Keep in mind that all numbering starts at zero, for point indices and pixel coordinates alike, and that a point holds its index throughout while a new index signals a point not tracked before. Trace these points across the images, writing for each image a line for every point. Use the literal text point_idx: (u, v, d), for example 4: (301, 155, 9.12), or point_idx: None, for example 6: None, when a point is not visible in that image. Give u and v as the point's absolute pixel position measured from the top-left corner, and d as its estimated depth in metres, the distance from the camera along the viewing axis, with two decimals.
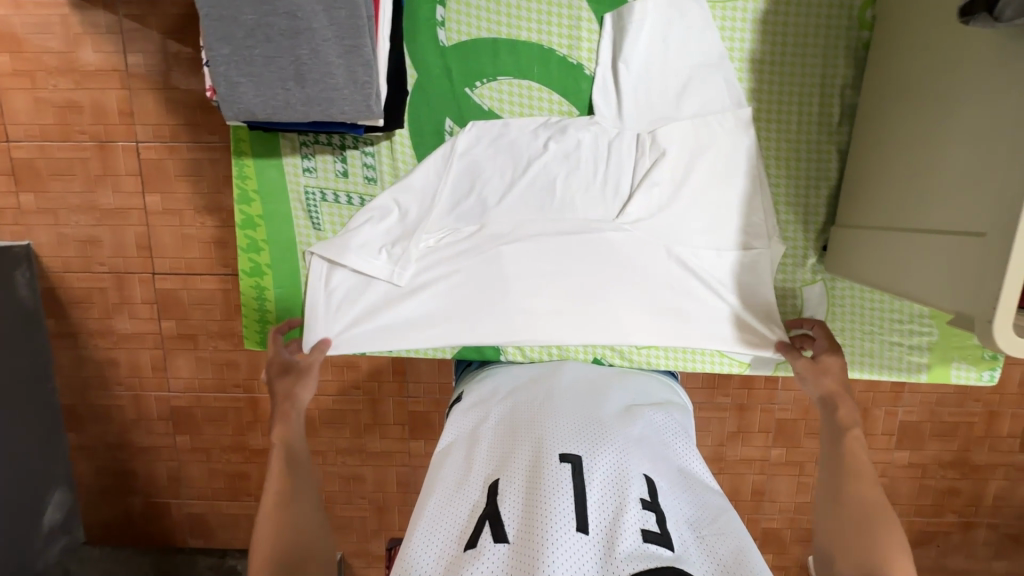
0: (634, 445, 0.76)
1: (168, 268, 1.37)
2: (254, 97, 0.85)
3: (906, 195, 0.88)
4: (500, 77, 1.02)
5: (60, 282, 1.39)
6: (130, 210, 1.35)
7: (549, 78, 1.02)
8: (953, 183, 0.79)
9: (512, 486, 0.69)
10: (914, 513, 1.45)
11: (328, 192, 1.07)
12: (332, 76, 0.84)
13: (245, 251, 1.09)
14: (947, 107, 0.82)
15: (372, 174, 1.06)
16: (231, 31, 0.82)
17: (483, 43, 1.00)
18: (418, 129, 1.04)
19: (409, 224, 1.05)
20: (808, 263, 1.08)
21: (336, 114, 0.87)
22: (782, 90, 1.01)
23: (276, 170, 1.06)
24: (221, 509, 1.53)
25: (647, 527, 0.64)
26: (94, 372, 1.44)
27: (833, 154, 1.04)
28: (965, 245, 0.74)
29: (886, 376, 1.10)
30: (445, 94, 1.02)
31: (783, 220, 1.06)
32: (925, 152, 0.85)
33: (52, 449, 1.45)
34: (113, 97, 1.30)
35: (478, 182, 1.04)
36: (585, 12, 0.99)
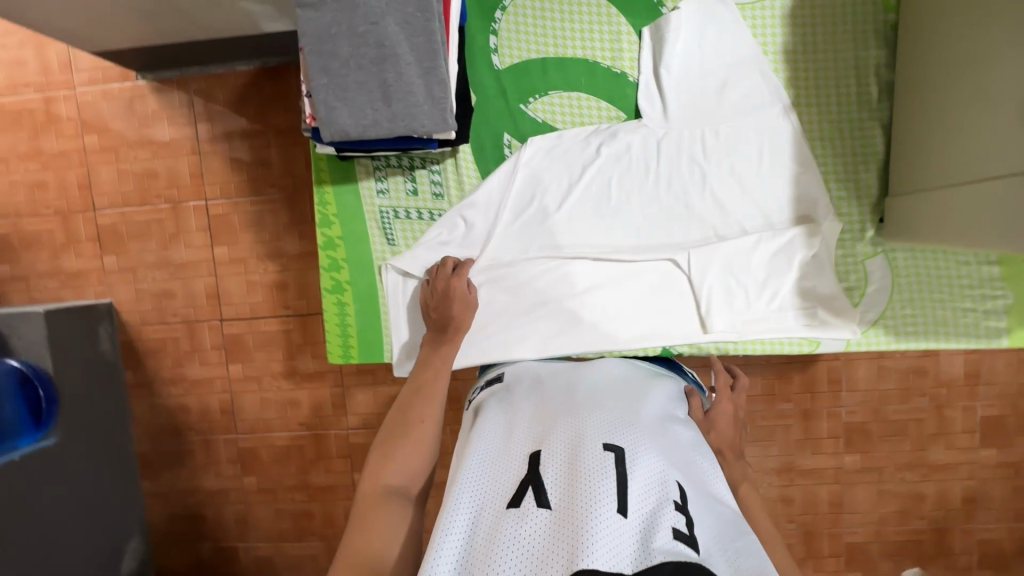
0: (673, 449, 0.71)
1: (234, 314, 1.46)
2: (348, 119, 0.87)
3: (959, 156, 0.88)
4: (551, 92, 1.08)
5: (138, 335, 1.49)
6: (200, 262, 1.46)
7: (597, 88, 1.08)
8: (998, 137, 0.81)
9: (557, 456, 0.65)
10: (1012, 518, 1.34)
11: (400, 209, 1.12)
12: (413, 96, 0.86)
13: (326, 270, 1.13)
14: (988, 66, 0.82)
15: (440, 191, 1.12)
16: (325, 61, 0.84)
17: (533, 62, 1.07)
18: (480, 147, 1.10)
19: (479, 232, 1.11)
20: (866, 237, 1.06)
21: (417, 130, 0.88)
22: (816, 76, 1.04)
23: (353, 193, 1.12)
24: (286, 551, 1.54)
25: (679, 524, 0.58)
26: (167, 419, 1.52)
27: (877, 131, 1.05)
28: None
29: (966, 346, 1.06)
30: (502, 112, 1.09)
31: (836, 195, 1.06)
32: (976, 109, 0.85)
33: (130, 496, 1.51)
34: (186, 162, 1.44)
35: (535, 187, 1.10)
36: (625, 26, 1.06)
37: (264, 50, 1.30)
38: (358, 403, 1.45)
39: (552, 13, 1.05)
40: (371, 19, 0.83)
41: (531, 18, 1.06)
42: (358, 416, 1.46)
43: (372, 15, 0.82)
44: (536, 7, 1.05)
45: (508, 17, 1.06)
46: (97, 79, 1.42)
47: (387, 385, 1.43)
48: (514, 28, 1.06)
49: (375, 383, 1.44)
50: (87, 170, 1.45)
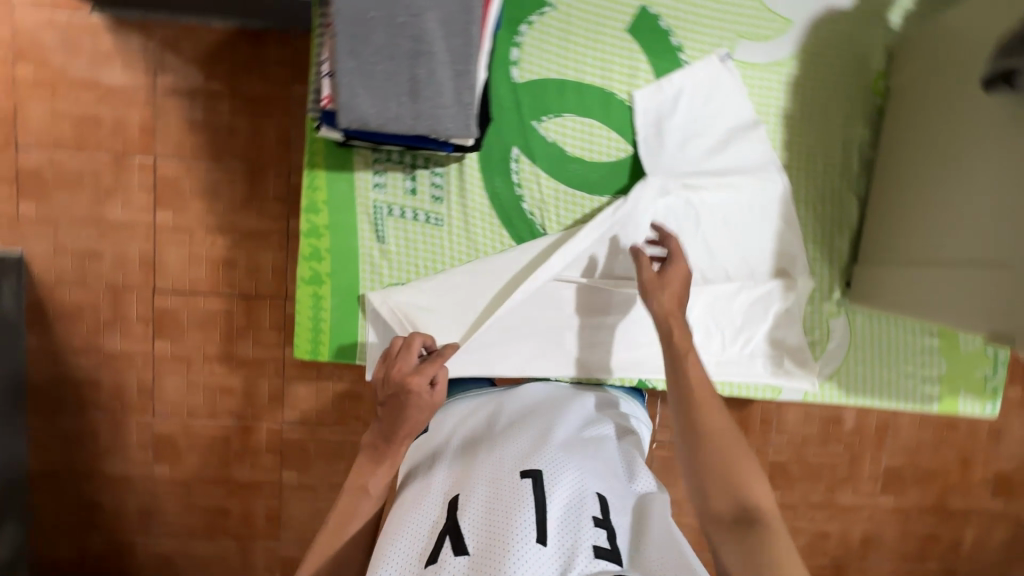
0: (590, 464, 0.78)
1: (170, 286, 1.34)
2: (369, 109, 0.83)
3: (921, 234, 0.98)
4: (565, 114, 1.05)
5: (49, 295, 1.33)
6: (137, 225, 1.32)
7: (610, 119, 1.06)
8: (960, 225, 0.91)
9: (479, 500, 0.69)
10: (897, 559, 1.49)
11: (395, 207, 1.05)
12: (441, 95, 0.83)
13: (308, 259, 1.05)
14: (954, 163, 0.93)
15: (440, 194, 1.05)
16: (356, 45, 0.80)
17: (552, 82, 1.03)
18: (486, 160, 1.05)
19: (477, 244, 1.07)
20: (833, 297, 1.13)
21: (439, 130, 0.85)
22: (810, 143, 1.10)
23: (346, 182, 1.04)
24: (193, 548, 1.41)
25: (598, 542, 0.67)
26: (71, 393, 1.35)
27: (854, 203, 1.12)
28: (988, 277, 0.84)
29: (902, 407, 1.14)
30: (513, 127, 1.04)
31: (813, 256, 1.12)
32: (927, 193, 0.98)
33: (12, 476, 1.33)
34: (137, 113, 1.30)
35: (535, 209, 1.07)
36: (644, 64, 1.05)
37: (246, 10, 1.22)
38: (298, 396, 1.37)
39: (576, 38, 1.03)
40: (410, 12, 0.79)
41: (558, 38, 1.03)
42: (296, 410, 1.37)
43: (413, 8, 0.79)
44: (560, 29, 1.03)
45: (531, 33, 1.02)
46: (42, 4, 1.26)
47: (331, 381, 1.36)
48: (540, 44, 1.02)
49: (319, 377, 1.36)
50: (14, 103, 1.28)
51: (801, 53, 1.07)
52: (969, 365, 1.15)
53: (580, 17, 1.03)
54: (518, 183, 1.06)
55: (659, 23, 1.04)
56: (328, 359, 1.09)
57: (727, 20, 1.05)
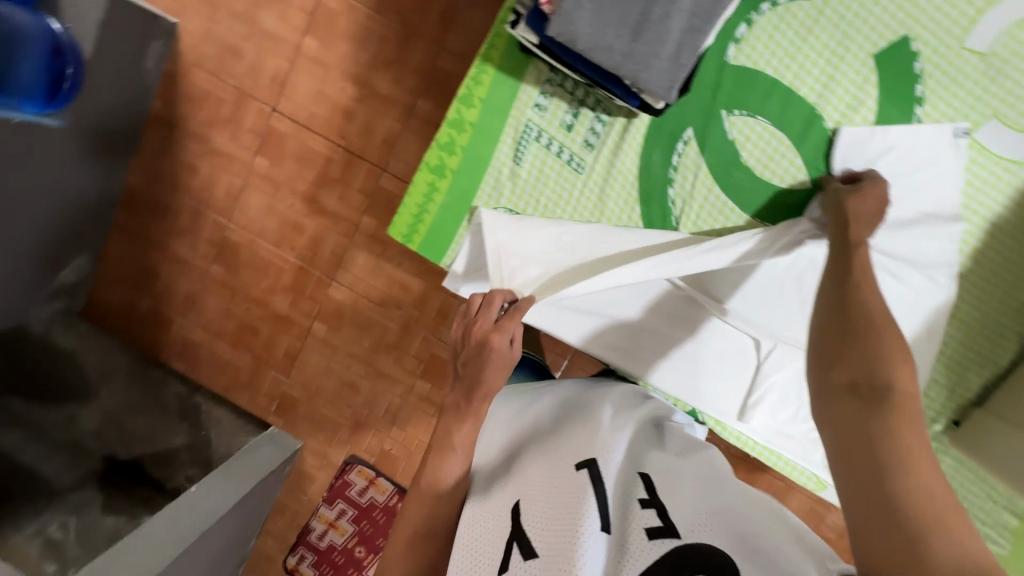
0: (632, 450, 0.80)
1: (288, 112, 1.36)
2: (586, 26, 0.79)
3: None
4: (758, 116, 0.98)
5: (185, 73, 1.38)
6: (284, 42, 1.33)
7: (803, 143, 0.97)
8: None
9: (537, 502, 0.71)
10: None
11: (544, 135, 1.04)
12: (661, 46, 0.80)
13: (441, 148, 1.05)
14: None
15: (594, 141, 1.03)
16: None
17: (763, 77, 0.96)
18: (656, 128, 1.00)
19: (603, 205, 1.04)
20: (933, 428, 1.04)
21: (639, 78, 0.81)
22: (998, 262, 0.97)
23: (509, 89, 1.02)
24: (216, 348, 1.53)
25: (649, 521, 0.66)
26: (171, 168, 1.44)
27: (1013, 346, 1.00)
28: None
29: None
30: (699, 108, 0.99)
31: (938, 377, 1.03)
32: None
33: (100, 216, 1.45)
34: None
35: (679, 197, 1.02)
36: (871, 99, 0.95)
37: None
38: (355, 263, 1.41)
39: (813, 43, 0.94)
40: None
41: (793, 33, 0.94)
42: (349, 274, 1.42)
43: None
44: (801, 27, 0.94)
45: (771, 18, 0.94)
46: None
47: (390, 264, 1.39)
48: (771, 32, 0.95)
49: (381, 255, 1.39)
50: None
51: None
52: None
53: (834, 20, 0.93)
54: (674, 164, 1.01)
55: (910, 64, 0.93)
56: (416, 249, 1.11)
57: (989, 91, 0.92)
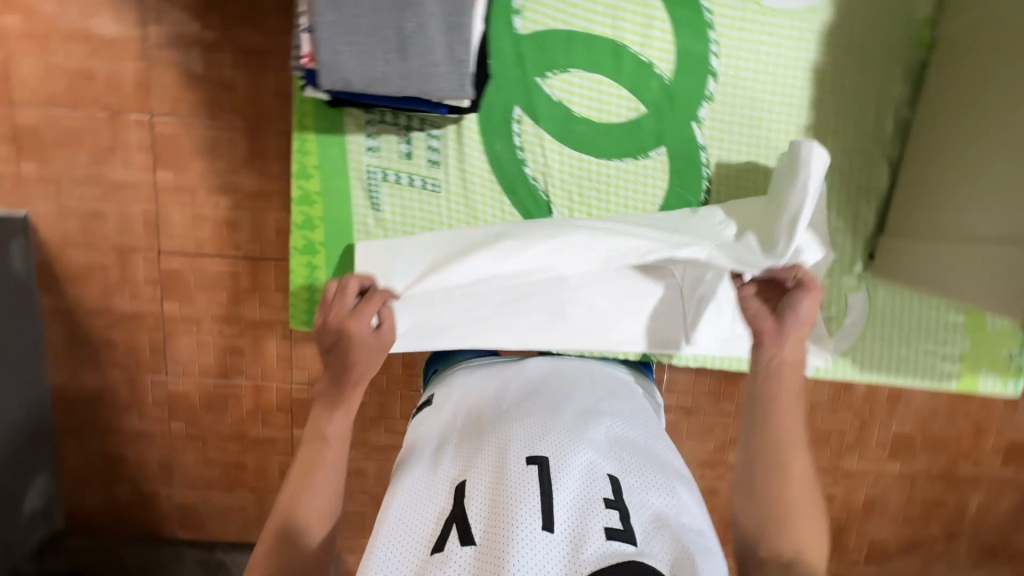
0: (601, 442, 0.75)
1: (175, 248, 1.33)
2: (354, 67, 0.78)
3: (939, 212, 0.92)
4: (570, 69, 0.98)
5: (58, 256, 1.33)
6: (139, 185, 1.30)
7: (621, 75, 0.99)
8: (982, 190, 0.85)
9: (486, 488, 0.68)
10: (899, 522, 1.49)
11: (388, 171, 1.02)
12: (430, 51, 0.78)
13: (301, 229, 1.03)
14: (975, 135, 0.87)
15: (437, 158, 1.02)
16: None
17: (557, 33, 0.97)
18: (486, 120, 1.00)
19: (473, 208, 1.03)
20: (855, 270, 1.06)
21: (426, 91, 0.80)
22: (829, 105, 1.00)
23: (337, 147, 1.00)
24: (213, 499, 1.48)
25: (610, 523, 0.64)
26: (87, 352, 1.38)
27: (885, 170, 1.03)
28: (1002, 253, 0.82)
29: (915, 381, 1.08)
30: (512, 83, 0.98)
31: (839, 224, 1.04)
32: (973, 160, 0.87)
33: (38, 430, 1.39)
34: (131, 69, 1.24)
35: (539, 173, 1.02)
36: (659, 12, 0.96)
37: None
38: (305, 357, 1.38)
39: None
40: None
41: None
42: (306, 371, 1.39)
43: None
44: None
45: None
46: None
47: None
48: None
49: None
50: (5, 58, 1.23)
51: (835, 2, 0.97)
52: (997, 342, 1.08)
53: None
54: (518, 146, 1.01)
55: None
56: None
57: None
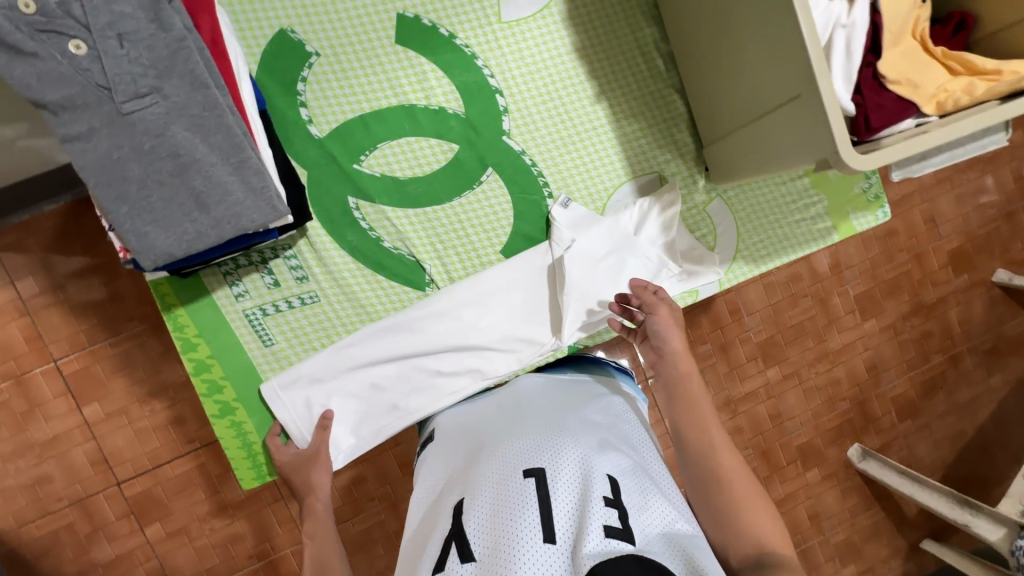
0: (608, 443, 0.56)
1: (133, 471, 1.10)
2: (162, 239, 0.50)
3: (737, 90, 0.62)
4: (382, 144, 0.70)
5: None
6: (74, 431, 1.08)
7: (424, 128, 0.71)
8: (760, 46, 0.54)
9: (486, 506, 0.49)
10: (908, 369, 1.33)
11: (271, 312, 0.68)
12: (219, 183, 0.50)
13: (207, 400, 0.67)
14: (730, 18, 0.58)
15: (302, 267, 0.69)
16: (82, 163, 0.46)
17: (354, 122, 0.69)
18: (324, 215, 0.69)
19: (366, 305, 0.70)
20: (699, 186, 0.76)
21: (244, 227, 0.52)
22: (609, 46, 0.73)
23: (204, 317, 0.67)
24: None
25: (609, 521, 0.46)
26: None
27: (676, 99, 0.75)
28: (792, 119, 0.53)
29: (788, 260, 0.78)
30: (328, 175, 0.69)
31: (667, 170, 0.75)
32: (727, 32, 0.60)
33: None
34: (17, 329, 1.04)
35: (402, 247, 0.71)
36: (428, 63, 0.70)
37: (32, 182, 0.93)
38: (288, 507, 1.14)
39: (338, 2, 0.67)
40: (137, 95, 0.46)
41: (334, 65, 0.68)
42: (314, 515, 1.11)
43: (118, 82, 0.45)
44: (304, 10, 0.66)
45: (242, 30, 0.65)
46: None
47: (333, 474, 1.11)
48: (323, 81, 0.68)
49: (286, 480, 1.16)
50: None
51: None
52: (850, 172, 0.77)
53: (335, 22, 0.67)
54: (371, 231, 0.70)
55: (426, 17, 0.69)
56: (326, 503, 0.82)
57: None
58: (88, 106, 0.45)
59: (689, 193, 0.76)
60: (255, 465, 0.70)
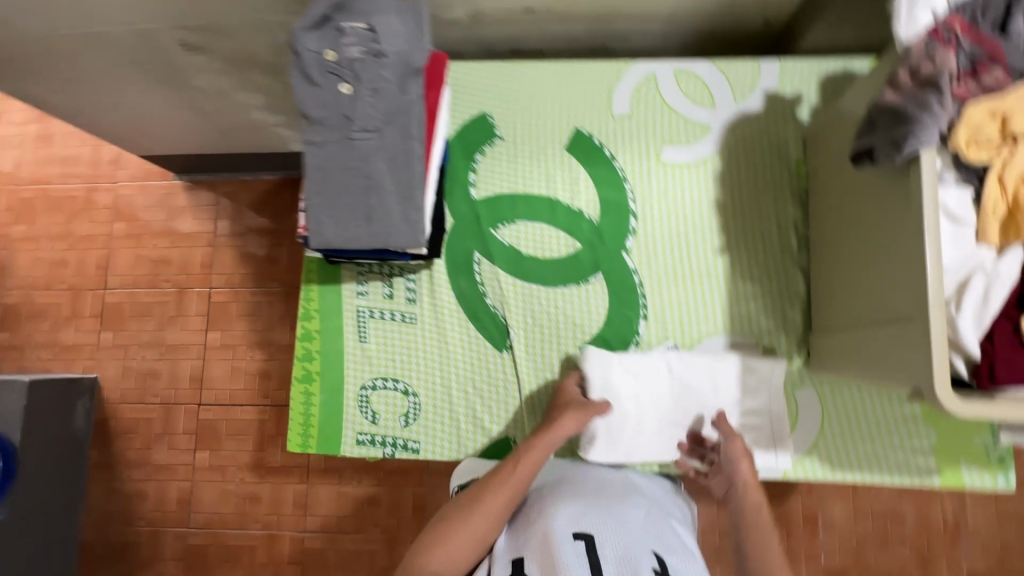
0: (648, 516, 0.63)
1: None
2: (329, 227, 0.64)
3: (860, 289, 0.62)
4: (518, 222, 0.81)
5: (113, 414, 1.51)
6: None
7: (558, 221, 0.81)
8: (891, 259, 0.55)
9: (542, 559, 0.57)
10: None
11: (377, 320, 0.80)
12: (386, 205, 0.64)
13: (298, 362, 0.79)
14: (867, 224, 0.61)
15: (416, 291, 0.80)
16: (307, 160, 0.63)
17: (505, 198, 0.82)
18: (450, 258, 0.80)
19: (449, 342, 0.79)
20: (790, 365, 0.75)
21: (388, 243, 0.65)
22: (748, 213, 0.79)
23: (329, 299, 0.81)
24: None
25: None
26: None
27: (798, 278, 0.76)
28: (902, 339, 0.52)
29: (873, 478, 0.72)
30: (468, 230, 0.81)
31: (766, 339, 0.76)
32: (861, 234, 0.62)
33: None
34: None
35: (498, 308, 0.79)
36: (582, 172, 0.81)
37: None
38: None
39: (533, 106, 0.82)
40: (364, 128, 0.62)
41: (509, 152, 0.82)
42: None
43: (355, 116, 0.62)
44: (504, 103, 0.83)
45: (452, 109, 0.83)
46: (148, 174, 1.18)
47: None
48: (496, 161, 0.82)
49: None
50: None
51: (731, 139, 0.80)
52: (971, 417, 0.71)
53: (521, 123, 0.82)
54: (481, 285, 0.80)
55: (597, 137, 0.82)
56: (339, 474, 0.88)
57: (720, 76, 0.81)
58: (331, 124, 0.62)
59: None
60: (303, 437, 0.78)
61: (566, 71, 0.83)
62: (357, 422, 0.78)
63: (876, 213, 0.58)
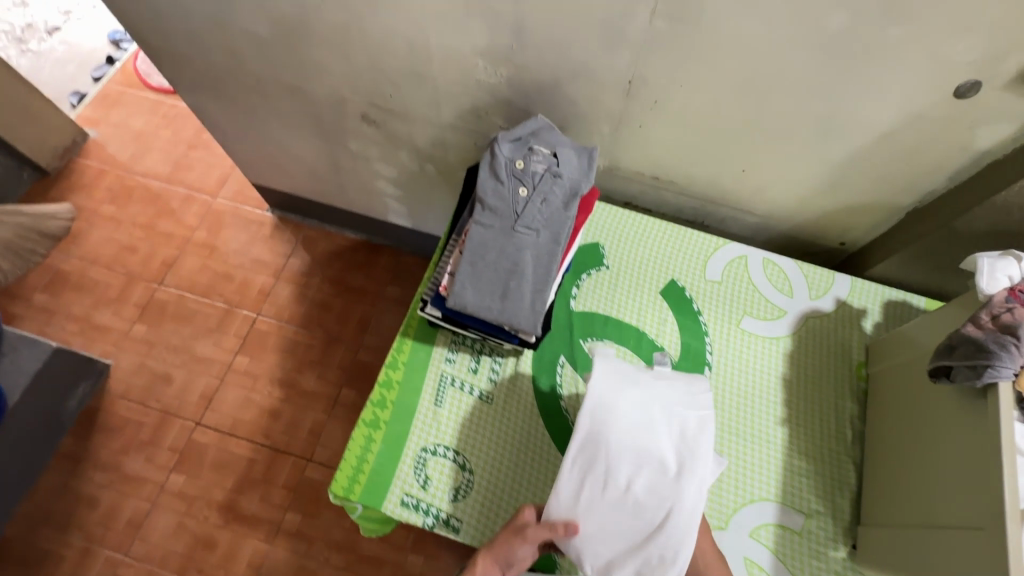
0: None
1: None
2: (468, 293, 0.73)
3: (919, 491, 0.68)
4: (605, 340, 0.89)
5: (109, 406, 1.46)
6: None
7: (641, 350, 0.89)
8: (959, 469, 0.62)
9: None
10: None
11: (456, 389, 0.84)
12: (521, 289, 0.73)
13: (371, 406, 0.82)
14: (933, 434, 0.68)
15: (499, 373, 0.86)
16: (472, 236, 0.74)
17: (599, 317, 0.91)
18: (539, 353, 0.87)
19: (517, 430, 0.82)
20: (834, 553, 0.77)
21: (511, 320, 0.72)
22: (809, 396, 0.86)
23: (418, 357, 0.86)
24: None
25: None
26: None
27: (850, 469, 0.82)
28: (970, 546, 0.57)
29: None
30: (560, 334, 0.89)
31: (815, 520, 0.79)
32: (925, 442, 0.69)
33: None
34: None
35: (570, 413, 0.84)
36: (671, 316, 0.92)
37: None
38: None
39: (640, 250, 0.96)
40: (526, 225, 0.74)
41: (611, 280, 0.94)
42: None
43: (522, 214, 0.74)
44: (617, 240, 0.97)
45: None
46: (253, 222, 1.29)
47: None
48: (599, 284, 0.93)
49: None
50: None
51: (804, 328, 0.91)
52: None
53: (628, 259, 0.95)
54: (560, 386, 0.85)
55: (689, 291, 0.94)
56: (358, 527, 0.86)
57: (800, 274, 0.95)
58: (501, 215, 0.75)
59: (825, 554, 0.77)
60: (349, 481, 0.78)
61: (674, 231, 0.97)
62: (408, 482, 0.78)
63: (945, 425, 0.66)
